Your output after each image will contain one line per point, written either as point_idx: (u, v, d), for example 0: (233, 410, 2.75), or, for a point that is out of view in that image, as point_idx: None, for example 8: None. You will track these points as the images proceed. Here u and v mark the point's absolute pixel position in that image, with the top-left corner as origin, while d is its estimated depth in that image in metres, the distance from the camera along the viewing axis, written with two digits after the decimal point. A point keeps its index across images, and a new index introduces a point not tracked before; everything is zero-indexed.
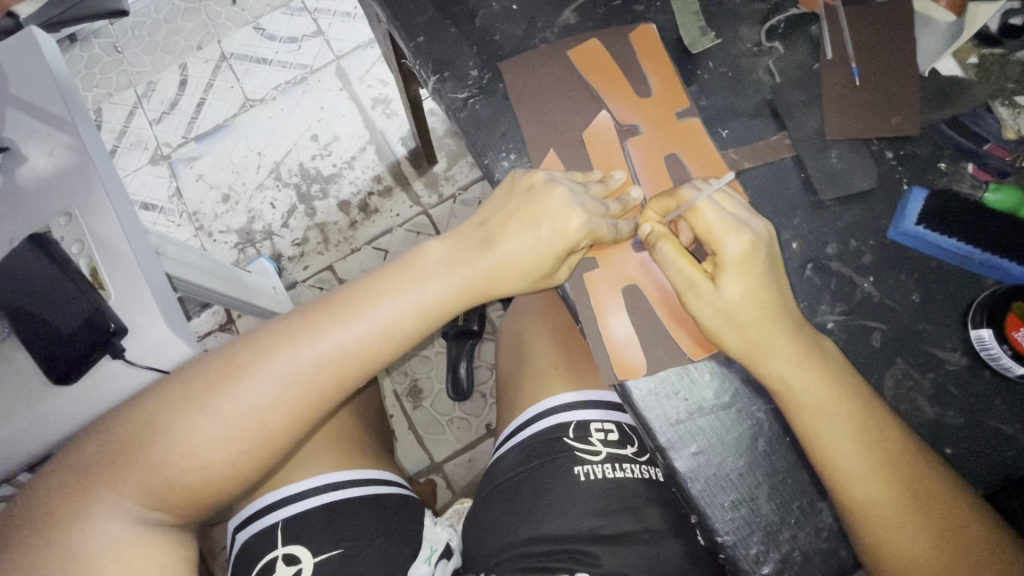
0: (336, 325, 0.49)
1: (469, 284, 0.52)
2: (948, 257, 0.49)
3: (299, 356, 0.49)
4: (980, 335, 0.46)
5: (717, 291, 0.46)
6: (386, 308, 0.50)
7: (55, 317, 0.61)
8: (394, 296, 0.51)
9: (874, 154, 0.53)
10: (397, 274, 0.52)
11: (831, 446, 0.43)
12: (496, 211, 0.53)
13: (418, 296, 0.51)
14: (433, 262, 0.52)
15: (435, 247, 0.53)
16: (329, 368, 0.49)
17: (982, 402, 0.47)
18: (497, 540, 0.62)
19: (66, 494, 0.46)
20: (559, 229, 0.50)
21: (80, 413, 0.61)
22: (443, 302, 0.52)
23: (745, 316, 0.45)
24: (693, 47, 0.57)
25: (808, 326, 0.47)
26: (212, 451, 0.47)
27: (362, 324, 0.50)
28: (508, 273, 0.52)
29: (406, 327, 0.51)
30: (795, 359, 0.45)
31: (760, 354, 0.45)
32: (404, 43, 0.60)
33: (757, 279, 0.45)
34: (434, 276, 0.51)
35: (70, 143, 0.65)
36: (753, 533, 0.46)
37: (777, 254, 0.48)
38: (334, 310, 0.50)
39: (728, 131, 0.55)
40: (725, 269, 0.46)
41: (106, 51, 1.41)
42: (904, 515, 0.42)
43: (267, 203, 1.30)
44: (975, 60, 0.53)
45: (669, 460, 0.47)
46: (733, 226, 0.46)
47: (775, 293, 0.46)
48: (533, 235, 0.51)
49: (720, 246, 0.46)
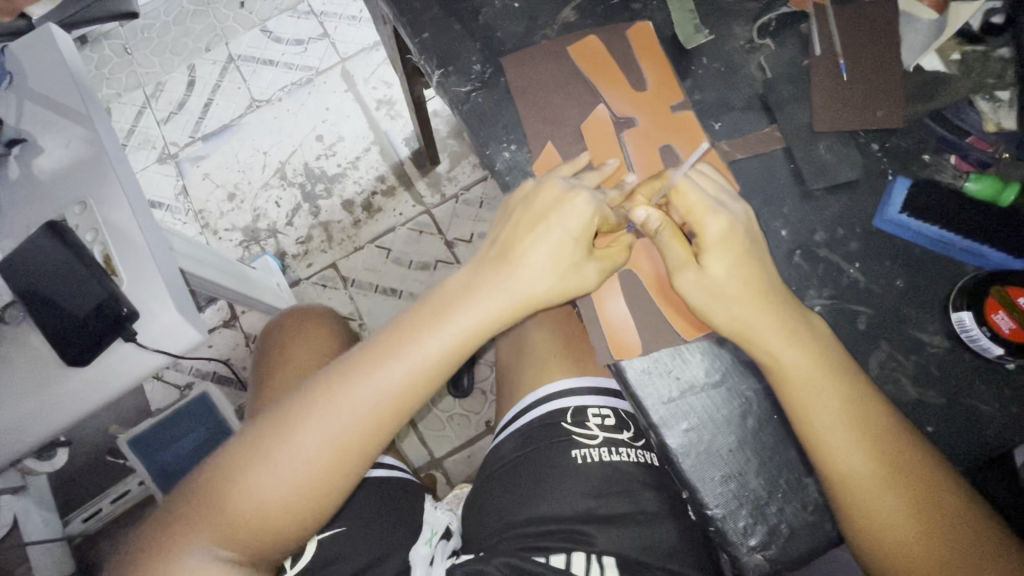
0: (380, 367, 0.50)
1: (501, 310, 0.51)
2: (930, 244, 0.51)
3: (349, 403, 0.49)
4: (960, 318, 0.48)
5: (704, 270, 0.47)
6: (426, 345, 0.50)
7: (68, 301, 0.63)
8: (431, 335, 0.50)
9: (860, 147, 0.55)
10: (432, 312, 0.51)
11: (819, 418, 0.45)
12: (505, 229, 0.53)
13: (456, 332, 0.50)
14: (462, 292, 0.52)
15: (471, 273, 0.53)
16: (380, 409, 0.50)
17: (964, 384, 0.48)
18: (495, 520, 0.63)
19: (160, 544, 0.48)
20: (565, 213, 0.51)
21: (92, 395, 0.63)
22: (479, 332, 0.51)
23: (730, 294, 0.47)
24: (687, 43, 0.60)
25: (795, 303, 0.49)
26: (289, 489, 0.49)
27: (405, 364, 0.50)
28: (532, 279, 0.50)
29: (447, 361, 0.51)
30: (781, 334, 0.46)
31: (746, 330, 0.47)
32: (410, 40, 0.62)
33: (739, 256, 0.47)
34: (476, 302, 0.51)
35: (85, 136, 0.67)
36: (742, 507, 0.47)
37: (756, 231, 0.50)
38: (377, 353, 0.51)
39: (721, 125, 0.57)
40: (708, 249, 0.47)
41: (116, 52, 1.44)
42: (887, 486, 0.43)
43: (272, 201, 1.33)
44: (958, 57, 0.54)
45: (662, 437, 0.49)
46: (711, 207, 0.48)
47: (757, 270, 0.48)
48: (545, 232, 0.51)
49: (702, 227, 0.48)
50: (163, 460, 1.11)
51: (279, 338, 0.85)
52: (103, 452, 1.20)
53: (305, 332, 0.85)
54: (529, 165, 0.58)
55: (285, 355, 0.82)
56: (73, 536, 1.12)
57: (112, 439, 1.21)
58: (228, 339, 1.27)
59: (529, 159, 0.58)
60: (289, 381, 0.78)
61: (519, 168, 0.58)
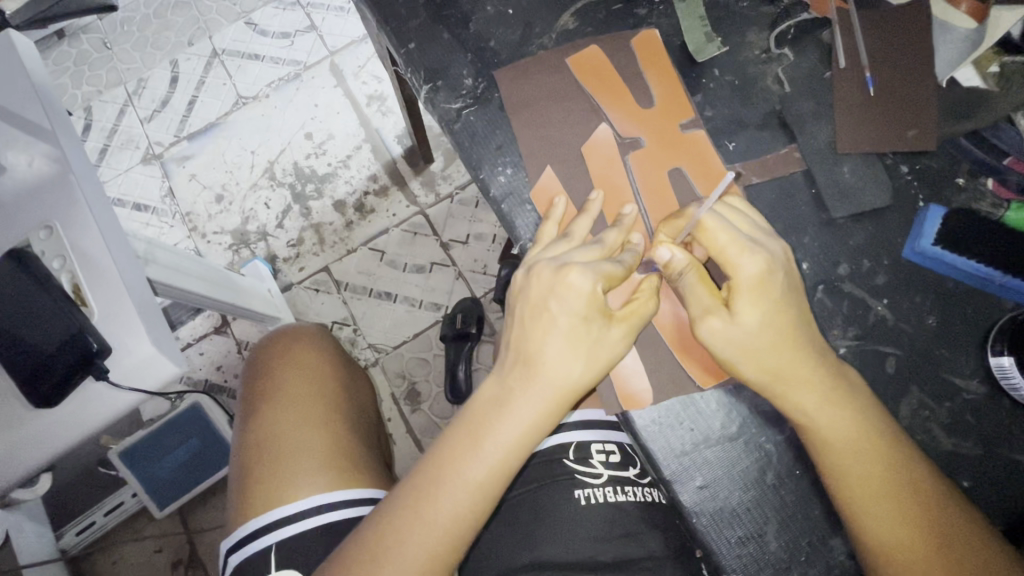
0: (431, 505, 0.46)
1: (544, 416, 0.46)
2: (966, 279, 0.47)
3: (407, 548, 0.45)
4: (1000, 362, 0.44)
5: (734, 317, 0.44)
6: (470, 472, 0.46)
7: (35, 337, 0.58)
8: (472, 461, 0.46)
9: (888, 168, 0.50)
10: (466, 437, 0.47)
11: (858, 486, 0.42)
12: (515, 333, 0.48)
13: (498, 452, 0.46)
14: (493, 409, 0.47)
15: (494, 385, 0.48)
16: (438, 547, 0.45)
17: (1002, 433, 0.44)
18: (493, 565, 0.59)
19: None
20: (565, 294, 0.45)
21: (60, 437, 0.57)
22: (524, 443, 0.46)
23: (764, 343, 0.43)
24: (697, 54, 0.55)
25: (831, 353, 0.45)
26: None
27: (453, 497, 0.46)
28: (565, 381, 0.45)
29: (498, 481, 0.46)
30: (819, 394, 0.43)
31: (782, 385, 0.43)
32: (395, 49, 0.57)
33: (775, 303, 0.44)
34: (517, 414, 0.46)
35: (49, 152, 0.61)
36: (762, 571, 0.44)
37: (795, 273, 0.46)
38: (419, 493, 0.46)
39: (735, 144, 0.53)
40: (740, 294, 0.44)
41: (94, 47, 1.36)
42: (933, 560, 0.40)
43: (261, 203, 1.27)
44: (996, 70, 0.49)
45: (674, 493, 0.45)
46: (747, 247, 0.44)
47: (795, 319, 0.44)
48: (550, 320, 0.46)
49: (735, 269, 0.44)
50: (154, 474, 1.09)
51: (264, 364, 0.80)
52: (93, 464, 1.16)
53: (290, 359, 0.79)
54: (526, 190, 0.53)
55: (271, 384, 0.76)
56: (67, 551, 1.09)
57: (101, 450, 1.16)
58: (219, 347, 1.22)
59: (527, 184, 0.53)
60: (277, 417, 0.72)
61: (515, 194, 0.53)
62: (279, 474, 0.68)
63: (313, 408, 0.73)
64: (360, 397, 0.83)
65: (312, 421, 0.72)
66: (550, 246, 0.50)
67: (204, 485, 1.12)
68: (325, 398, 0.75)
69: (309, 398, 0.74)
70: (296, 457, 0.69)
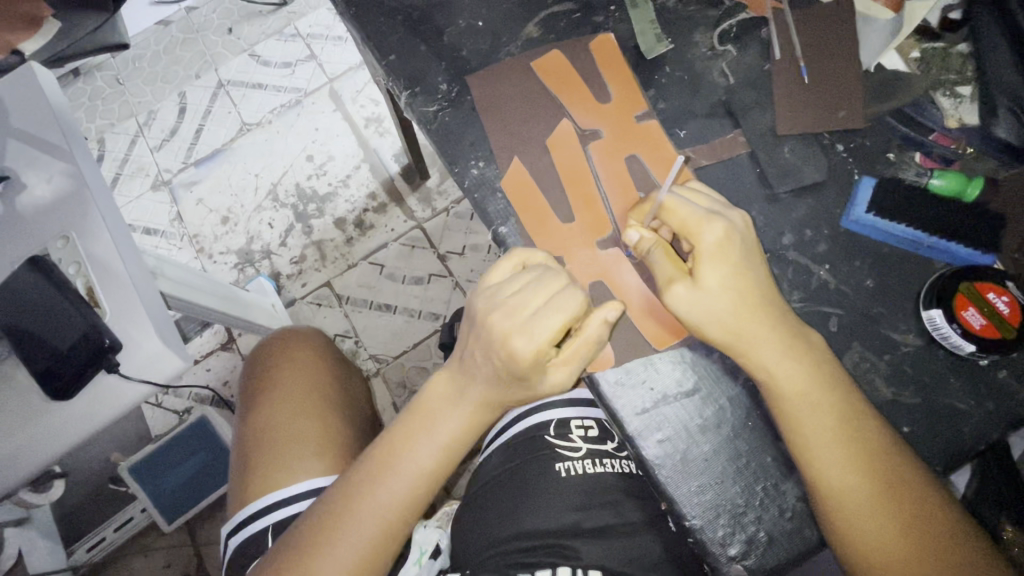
0: (396, 462, 0.52)
1: (478, 412, 0.53)
2: (900, 243, 0.51)
3: (372, 506, 0.51)
4: (931, 316, 0.48)
5: (698, 281, 0.47)
6: (427, 442, 0.52)
7: (54, 335, 0.62)
8: (417, 447, 0.52)
9: (826, 148, 0.55)
10: (428, 406, 0.54)
11: (807, 433, 0.45)
12: (465, 346, 0.54)
13: (454, 423, 0.53)
14: (444, 394, 0.54)
15: (447, 370, 0.55)
16: (402, 498, 0.52)
17: (938, 383, 0.48)
18: (479, 538, 0.63)
19: None
20: (506, 357, 0.49)
21: (77, 427, 0.61)
22: (477, 417, 0.53)
23: (727, 305, 0.47)
24: (648, 53, 0.60)
25: (792, 315, 0.48)
26: None
27: (409, 467, 0.52)
28: (496, 390, 0.52)
29: (439, 467, 0.53)
30: (779, 347, 0.46)
31: (745, 343, 0.47)
32: (378, 62, 0.63)
33: (734, 266, 0.47)
34: (469, 392, 0.53)
35: (66, 170, 0.66)
36: (720, 516, 0.47)
37: (753, 239, 0.49)
38: (384, 456, 0.53)
39: (685, 132, 0.58)
40: (702, 260, 0.48)
41: (108, 83, 1.46)
42: (879, 499, 0.43)
43: (265, 223, 1.34)
44: (917, 54, 0.55)
45: (638, 449, 0.49)
46: (706, 217, 0.48)
47: (753, 281, 0.48)
48: (491, 361, 0.50)
49: (697, 239, 0.48)
50: (161, 486, 1.12)
51: (265, 359, 0.84)
52: (104, 481, 1.19)
53: (289, 356, 0.83)
54: (496, 181, 0.58)
55: (271, 376, 0.81)
56: (77, 567, 1.13)
57: (112, 466, 1.20)
58: (225, 361, 1.27)
59: (497, 175, 0.58)
60: (277, 408, 0.77)
61: (487, 185, 0.58)
62: (281, 459, 0.72)
63: (310, 401, 0.78)
64: (354, 393, 0.87)
65: (315, 411, 0.77)
66: (505, 283, 0.51)
67: (206, 501, 1.15)
68: (321, 391, 0.80)
69: (305, 391, 0.79)
70: (295, 445, 0.73)
